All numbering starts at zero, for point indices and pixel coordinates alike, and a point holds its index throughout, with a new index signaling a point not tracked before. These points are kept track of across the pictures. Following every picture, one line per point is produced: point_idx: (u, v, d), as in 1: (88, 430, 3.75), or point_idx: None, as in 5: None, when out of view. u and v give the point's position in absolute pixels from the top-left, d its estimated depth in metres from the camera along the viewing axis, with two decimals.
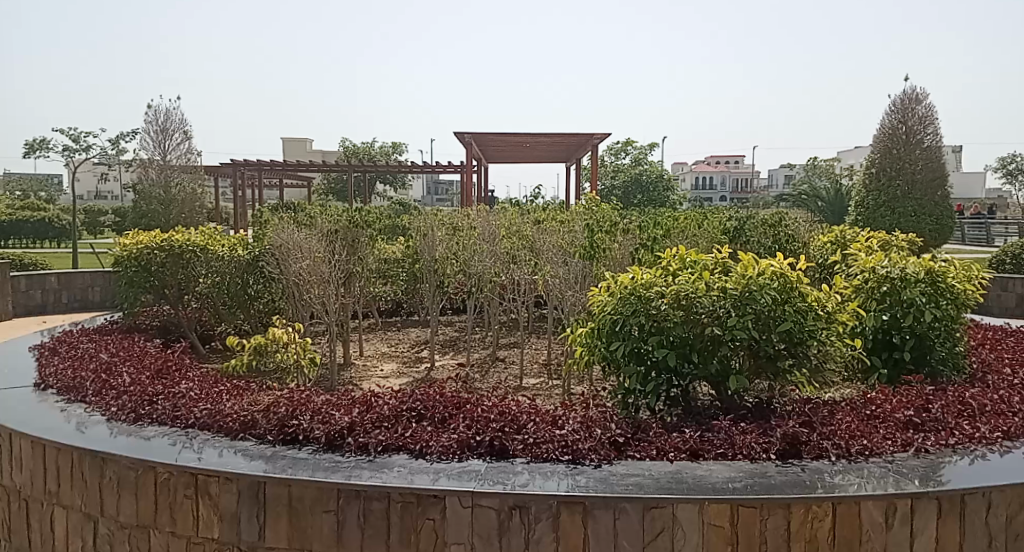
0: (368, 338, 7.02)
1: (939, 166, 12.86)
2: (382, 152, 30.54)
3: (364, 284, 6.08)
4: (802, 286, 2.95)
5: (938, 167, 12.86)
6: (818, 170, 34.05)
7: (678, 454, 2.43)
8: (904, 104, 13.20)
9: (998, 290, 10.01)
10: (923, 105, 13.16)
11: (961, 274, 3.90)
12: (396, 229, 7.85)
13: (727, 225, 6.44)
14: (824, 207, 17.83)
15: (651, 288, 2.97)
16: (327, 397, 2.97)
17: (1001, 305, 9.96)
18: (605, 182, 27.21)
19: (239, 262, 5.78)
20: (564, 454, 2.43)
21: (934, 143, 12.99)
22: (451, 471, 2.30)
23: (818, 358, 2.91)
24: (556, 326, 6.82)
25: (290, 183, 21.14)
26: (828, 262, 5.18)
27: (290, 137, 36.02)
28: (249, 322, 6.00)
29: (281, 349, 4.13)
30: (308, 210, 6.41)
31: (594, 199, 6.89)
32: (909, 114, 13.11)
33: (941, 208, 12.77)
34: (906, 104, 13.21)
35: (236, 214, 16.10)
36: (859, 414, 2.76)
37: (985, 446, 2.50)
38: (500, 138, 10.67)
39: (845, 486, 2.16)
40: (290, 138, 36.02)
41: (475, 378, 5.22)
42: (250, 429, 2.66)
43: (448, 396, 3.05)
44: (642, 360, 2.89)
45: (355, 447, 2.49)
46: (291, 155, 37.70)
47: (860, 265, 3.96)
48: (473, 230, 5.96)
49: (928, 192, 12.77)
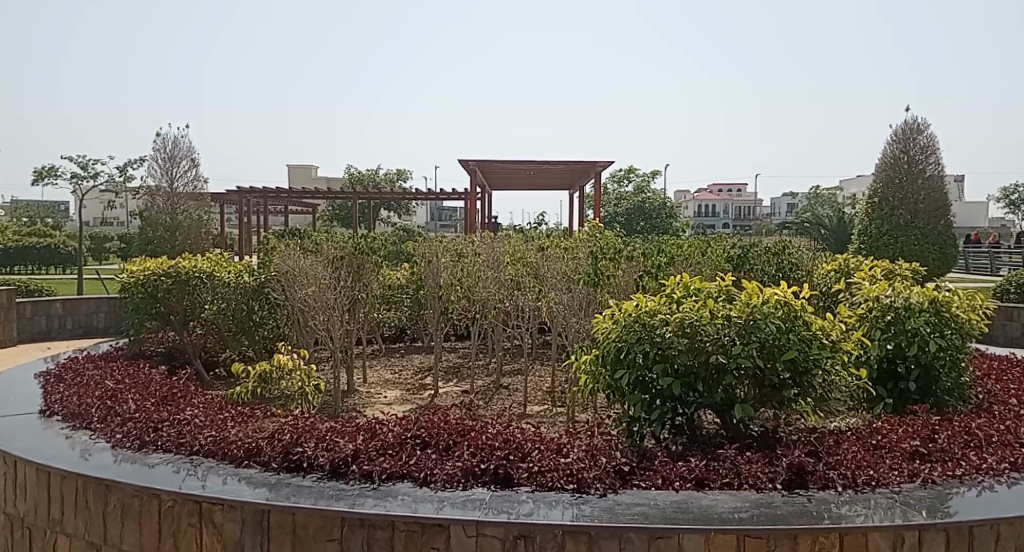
0: (372, 364, 7.02)
1: (941, 195, 12.93)
2: (385, 178, 30.90)
3: (369, 310, 6.08)
4: (806, 315, 2.97)
5: (940, 196, 12.94)
6: (821, 198, 34.19)
7: (684, 483, 2.42)
8: (904, 134, 13.35)
9: (1003, 319, 10.01)
10: (924, 135, 13.31)
11: (965, 305, 3.92)
12: (400, 254, 7.91)
13: (731, 252, 6.44)
14: (827, 234, 17.91)
15: (655, 315, 2.99)
16: (331, 424, 2.96)
17: (1007, 335, 9.95)
18: (608, 210, 27.44)
19: (245, 289, 5.84)
20: (568, 483, 2.42)
21: (936, 172, 13.09)
22: (455, 500, 2.29)
23: (823, 387, 2.89)
24: (559, 354, 6.83)
25: (292, 209, 21.25)
26: (832, 291, 5.20)
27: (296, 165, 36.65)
28: (253, 348, 5.99)
29: (285, 376, 4.13)
30: (314, 236, 6.45)
31: (597, 225, 6.93)
32: (910, 143, 13.24)
33: (944, 236, 12.82)
34: (908, 133, 13.35)
35: (241, 240, 16.17)
36: (865, 444, 2.75)
37: (992, 477, 2.49)
38: (505, 165, 10.78)
39: (852, 517, 2.14)
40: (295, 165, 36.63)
41: (479, 405, 5.20)
42: (255, 457, 2.65)
43: (453, 424, 3.04)
44: (646, 389, 2.89)
45: (359, 475, 2.48)
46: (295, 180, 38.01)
47: (864, 294, 3.96)
48: (477, 256, 6.01)
49: (931, 221, 12.83)
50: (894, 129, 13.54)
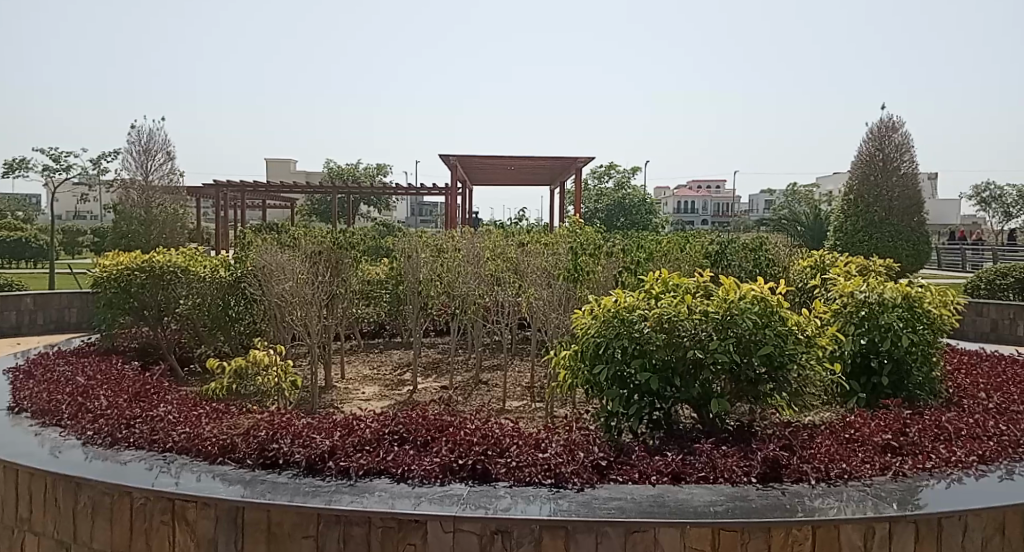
0: (350, 360, 6.99)
1: (915, 193, 13.11)
2: (365, 172, 30.72)
3: (347, 305, 6.03)
4: (782, 310, 2.97)
5: (914, 193, 13.12)
6: (797, 195, 34.58)
7: (660, 478, 2.45)
8: (880, 133, 13.56)
9: (973, 314, 10.23)
10: (900, 134, 13.51)
11: (937, 300, 3.98)
12: (380, 249, 7.94)
13: (710, 248, 6.49)
14: (804, 231, 18.09)
15: (633, 311, 2.99)
16: (308, 420, 2.93)
17: (976, 330, 10.17)
18: (588, 207, 27.58)
19: (221, 283, 5.78)
20: (546, 478, 2.43)
21: (909, 171, 13.30)
22: (433, 495, 2.29)
23: (798, 381, 2.91)
24: (539, 349, 6.88)
25: (269, 202, 20.98)
26: (807, 287, 5.28)
27: (274, 160, 36.74)
28: (230, 344, 5.96)
29: (261, 372, 4.06)
30: (292, 231, 6.36)
31: (576, 220, 6.91)
32: (886, 142, 13.45)
33: (917, 233, 12.98)
34: (884, 132, 13.57)
35: (219, 235, 16.02)
36: (838, 437, 2.78)
37: (961, 470, 2.53)
38: (485, 161, 10.76)
39: (825, 510, 2.18)
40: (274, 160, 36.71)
41: (459, 401, 5.17)
42: (229, 454, 2.62)
43: (431, 420, 3.02)
44: (624, 384, 2.90)
45: (336, 472, 2.46)
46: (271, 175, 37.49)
47: (839, 289, 4.00)
48: (457, 252, 5.99)
49: (905, 218, 13.03)
50: (871, 128, 13.72)
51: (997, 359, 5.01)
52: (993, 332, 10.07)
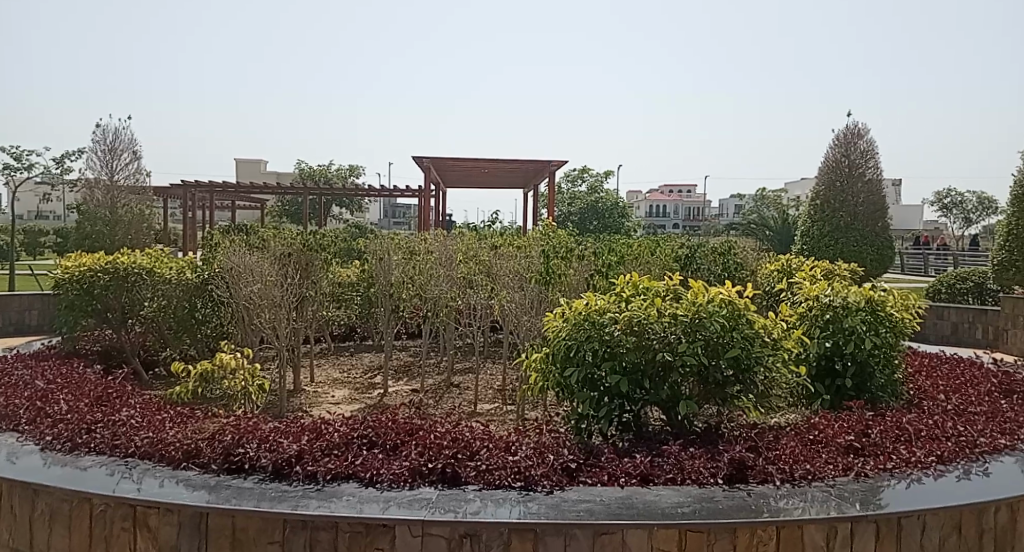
0: (319, 363, 6.91)
1: (879, 199, 13.36)
2: (337, 173, 30.50)
3: (316, 308, 5.96)
4: (749, 313, 3.01)
5: (879, 199, 13.38)
6: (767, 199, 35.18)
7: (629, 479, 2.46)
8: (846, 139, 13.78)
9: (934, 317, 10.48)
10: (865, 140, 13.78)
11: (899, 304, 4.07)
12: (351, 252, 7.94)
13: (679, 252, 6.56)
14: (772, 236, 18.38)
15: (604, 314, 3.01)
16: (276, 424, 2.89)
17: (938, 333, 10.42)
18: (561, 210, 27.74)
19: (188, 285, 5.65)
20: (516, 480, 2.44)
21: (875, 176, 13.47)
22: (402, 499, 2.28)
23: (764, 383, 2.96)
24: (510, 352, 6.89)
25: (239, 202, 20.69)
26: (775, 291, 5.37)
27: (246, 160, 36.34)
28: (195, 347, 5.84)
29: (228, 376, 3.98)
30: (261, 232, 6.29)
31: (548, 223, 6.94)
32: (851, 148, 13.67)
33: (881, 238, 13.26)
34: (850, 138, 13.81)
35: (186, 236, 15.75)
36: (802, 439, 2.83)
37: (920, 470, 2.58)
38: (459, 163, 10.75)
39: (789, 510, 2.21)
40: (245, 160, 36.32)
41: (429, 404, 5.15)
42: (194, 458, 2.57)
43: (401, 423, 3.01)
44: (595, 386, 2.91)
45: (303, 476, 2.43)
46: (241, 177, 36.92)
47: (805, 293, 4.07)
48: (429, 254, 5.97)
49: (869, 223, 13.28)
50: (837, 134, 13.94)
51: (955, 361, 5.14)
52: (952, 335, 10.35)
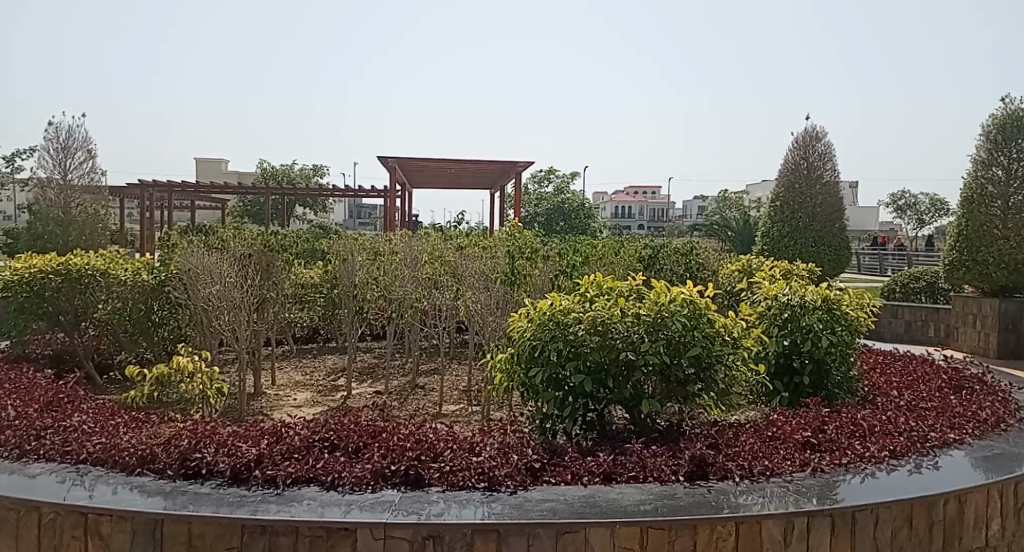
0: (282, 366, 6.82)
1: (837, 201, 13.65)
2: (300, 173, 30.18)
3: (278, 309, 5.87)
4: (710, 313, 3.06)
5: (836, 201, 13.67)
6: (729, 200, 35.88)
7: (592, 478, 2.48)
8: (805, 141, 14.02)
9: (889, 316, 10.92)
10: (822, 143, 13.97)
11: (855, 303, 4.17)
12: (315, 253, 7.84)
13: (643, 252, 6.65)
14: (734, 236, 18.78)
15: (568, 314, 3.02)
16: (234, 428, 2.84)
17: (893, 331, 10.86)
18: (528, 211, 27.90)
19: (143, 287, 5.57)
20: (479, 481, 2.43)
21: (832, 179, 13.77)
22: (364, 502, 2.26)
23: (724, 381, 3.00)
24: (476, 353, 6.90)
25: (200, 202, 20.26)
26: (735, 290, 5.47)
27: (207, 160, 35.82)
28: (152, 350, 5.74)
29: (185, 379, 3.90)
30: (221, 233, 6.18)
31: (514, 224, 6.95)
32: (810, 151, 13.91)
33: (839, 238, 13.57)
34: (808, 141, 14.04)
35: (144, 237, 15.40)
36: (761, 436, 2.88)
37: (874, 464, 2.65)
38: (425, 163, 10.73)
39: (749, 506, 2.25)
40: (207, 160, 35.80)
41: (394, 406, 5.12)
42: (149, 464, 2.51)
43: (364, 425, 2.98)
44: (559, 386, 2.93)
45: (262, 481, 2.39)
46: (202, 176, 36.11)
47: (764, 292, 4.15)
48: (394, 255, 5.95)
49: (827, 225, 13.58)
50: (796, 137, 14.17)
51: (907, 358, 5.29)
52: (907, 333, 10.77)
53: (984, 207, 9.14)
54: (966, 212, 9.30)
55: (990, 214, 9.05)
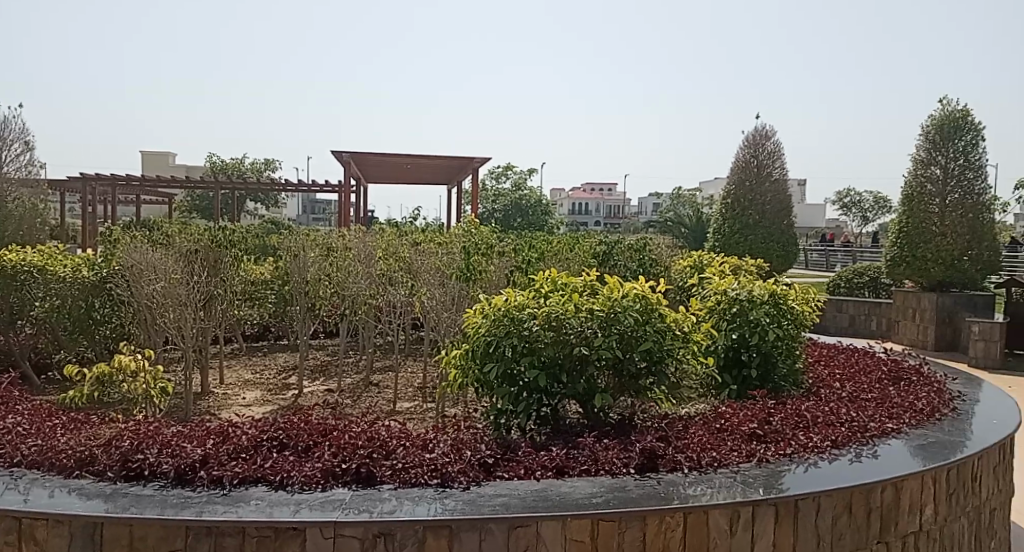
0: (230, 364, 6.68)
1: (785, 198, 14.00)
2: (252, 166, 29.62)
3: (226, 307, 5.75)
4: (661, 307, 3.11)
5: (784, 199, 14.01)
6: (682, 196, 36.57)
7: (545, 472, 2.49)
8: (755, 140, 14.30)
9: (834, 311, 11.60)
10: (771, 143, 14.23)
11: (800, 297, 4.29)
12: (267, 248, 7.70)
13: (597, 249, 6.72)
14: (686, 233, 19.25)
15: (523, 309, 3.03)
16: (179, 428, 2.77)
17: (837, 324, 11.56)
18: (486, 207, 27.96)
19: (84, 284, 5.41)
20: (432, 478, 2.42)
21: (781, 177, 14.06)
22: (313, 501, 2.23)
23: (676, 375, 3.06)
24: (431, 349, 6.89)
25: (146, 197, 19.70)
26: (687, 285, 5.58)
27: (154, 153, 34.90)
28: (93, 348, 5.55)
29: (128, 379, 3.78)
30: (166, 228, 6.01)
31: (470, 220, 6.93)
32: (759, 149, 14.17)
33: (787, 235, 13.92)
34: (758, 140, 14.31)
35: (85, 232, 14.89)
36: (710, 428, 2.94)
37: (817, 454, 2.73)
38: (380, 158, 10.63)
39: (698, 496, 2.30)
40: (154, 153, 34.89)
41: (346, 404, 5.06)
42: (88, 466, 2.43)
43: (315, 423, 2.94)
44: (513, 382, 2.94)
45: (208, 481, 2.34)
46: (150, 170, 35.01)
47: (714, 288, 4.24)
48: (348, 251, 5.88)
49: (775, 221, 13.93)
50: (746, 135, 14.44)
51: (849, 350, 5.50)
52: (851, 326, 11.45)
53: (923, 204, 9.96)
54: (907, 209, 10.13)
55: (928, 210, 9.87)
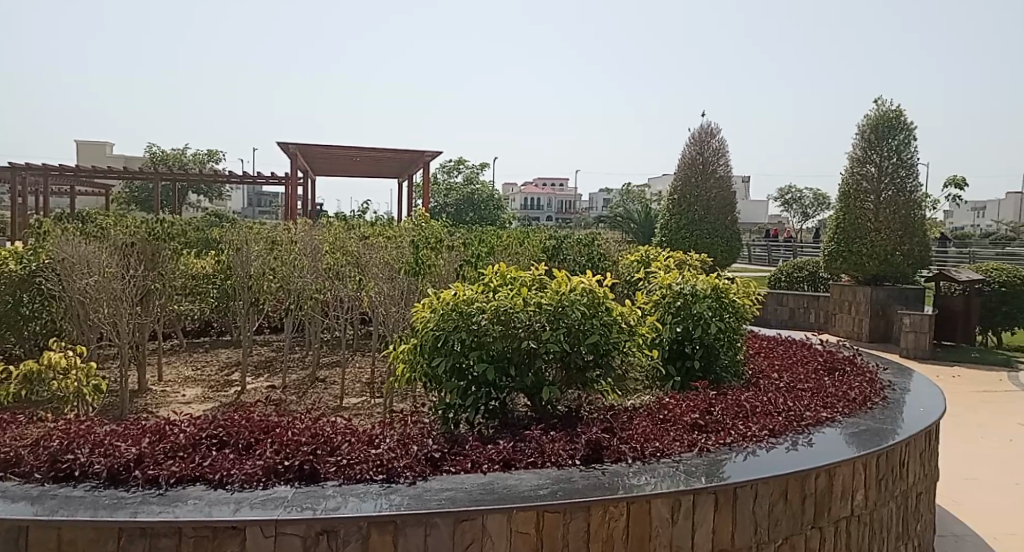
0: (170, 361, 6.50)
1: (729, 195, 14.31)
2: (196, 159, 28.82)
3: (166, 301, 5.61)
4: (608, 301, 3.15)
5: (728, 195, 14.31)
6: (631, 192, 37.21)
7: (491, 465, 2.50)
8: (700, 137, 14.62)
9: (775, 305, 12.06)
10: (717, 140, 14.60)
11: (741, 291, 4.42)
12: (204, 241, 7.31)
13: (546, 243, 6.77)
14: (636, 229, 19.59)
15: (472, 303, 3.03)
16: (112, 427, 2.68)
17: (778, 318, 12.03)
18: (438, 202, 27.87)
19: (10, 279, 5.21)
20: (377, 473, 2.41)
21: (726, 173, 14.37)
22: (254, 500, 2.19)
23: (622, 367, 3.12)
24: (379, 344, 6.86)
25: (80, 188, 18.94)
26: (634, 280, 5.68)
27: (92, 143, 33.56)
28: (22, 345, 5.31)
29: (57, 376, 3.63)
30: (101, 221, 5.79)
31: (420, 214, 6.90)
32: (705, 146, 14.51)
33: (731, 230, 14.25)
34: (703, 137, 14.66)
35: (12, 225, 14.22)
36: (654, 419, 3.00)
37: (756, 443, 2.82)
38: (329, 150, 10.48)
39: (641, 486, 2.34)
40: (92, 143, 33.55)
41: (291, 401, 4.97)
42: (14, 468, 2.34)
43: (256, 420, 2.89)
44: (462, 376, 2.95)
45: (143, 481, 2.27)
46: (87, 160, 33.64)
47: (659, 282, 4.34)
48: (293, 245, 5.80)
49: (720, 217, 14.26)
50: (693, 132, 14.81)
51: (787, 342, 5.70)
52: (791, 319, 11.96)
53: (860, 201, 10.38)
54: (845, 205, 10.55)
55: (864, 207, 10.30)
